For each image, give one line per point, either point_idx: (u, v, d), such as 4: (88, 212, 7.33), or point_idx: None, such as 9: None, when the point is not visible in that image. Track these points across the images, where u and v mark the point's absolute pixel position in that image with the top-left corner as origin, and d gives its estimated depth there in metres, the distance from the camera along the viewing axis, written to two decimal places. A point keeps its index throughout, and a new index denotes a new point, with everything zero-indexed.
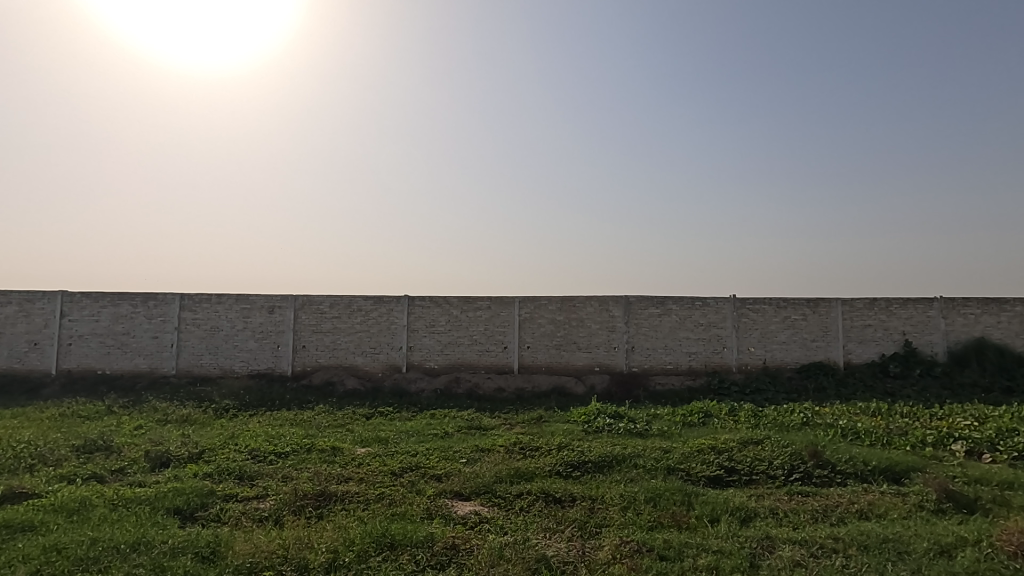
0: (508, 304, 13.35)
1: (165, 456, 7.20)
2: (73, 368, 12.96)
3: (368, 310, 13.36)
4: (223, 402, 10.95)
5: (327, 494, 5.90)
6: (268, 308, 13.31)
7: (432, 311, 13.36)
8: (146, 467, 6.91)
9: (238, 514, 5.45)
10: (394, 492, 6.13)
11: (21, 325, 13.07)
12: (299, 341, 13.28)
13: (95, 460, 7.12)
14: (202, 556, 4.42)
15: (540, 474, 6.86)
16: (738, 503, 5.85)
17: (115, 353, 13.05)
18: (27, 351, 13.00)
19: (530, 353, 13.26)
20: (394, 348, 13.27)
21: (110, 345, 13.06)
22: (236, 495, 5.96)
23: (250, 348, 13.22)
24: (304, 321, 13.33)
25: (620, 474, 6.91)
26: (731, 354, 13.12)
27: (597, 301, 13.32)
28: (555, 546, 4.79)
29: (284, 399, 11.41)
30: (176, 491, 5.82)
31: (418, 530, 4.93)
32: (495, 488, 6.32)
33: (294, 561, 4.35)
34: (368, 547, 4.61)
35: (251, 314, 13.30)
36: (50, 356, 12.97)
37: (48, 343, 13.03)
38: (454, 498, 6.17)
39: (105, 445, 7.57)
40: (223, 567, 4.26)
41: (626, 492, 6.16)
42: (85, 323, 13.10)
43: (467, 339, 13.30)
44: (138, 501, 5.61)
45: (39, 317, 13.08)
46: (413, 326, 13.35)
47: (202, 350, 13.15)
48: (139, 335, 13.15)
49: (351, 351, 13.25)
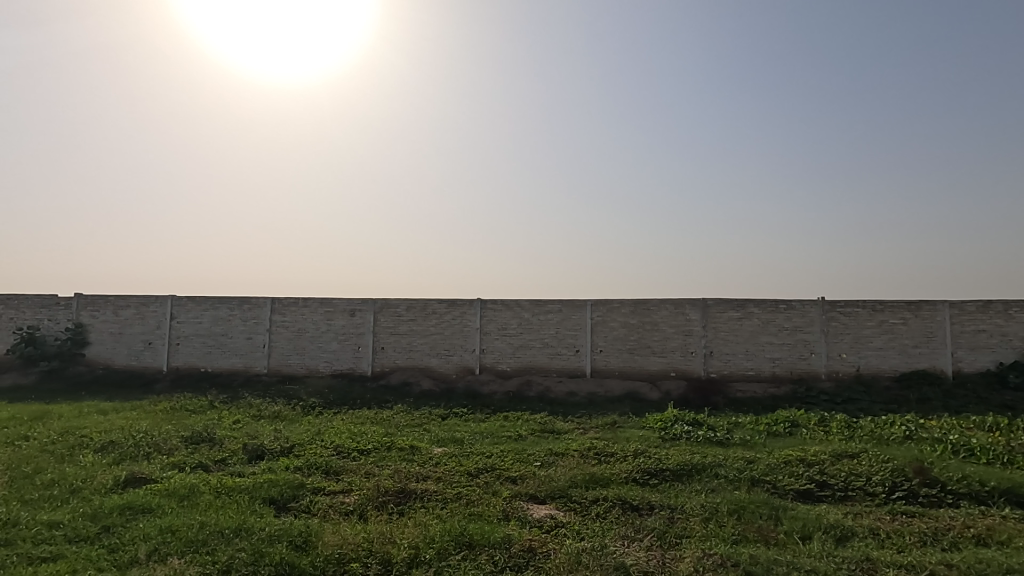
0: (581, 307, 13.27)
1: (261, 448, 7.75)
2: (181, 366, 14.25)
3: (442, 313, 13.72)
4: (310, 401, 11.60)
5: (407, 491, 6.11)
6: (350, 310, 13.97)
7: (504, 314, 13.51)
8: (245, 459, 7.47)
9: (326, 506, 5.76)
10: (471, 492, 6.24)
11: (137, 326, 14.51)
12: (378, 343, 13.85)
13: (201, 450, 7.77)
14: (296, 545, 4.68)
15: (616, 481, 6.72)
16: (832, 521, 5.47)
17: (216, 352, 14.21)
18: (142, 350, 14.42)
19: (602, 357, 13.10)
20: (467, 350, 13.54)
21: (212, 345, 14.24)
22: (323, 488, 6.30)
23: (334, 348, 13.94)
24: (383, 324, 13.88)
25: (699, 484, 6.64)
26: (820, 361, 12.31)
27: (672, 304, 12.94)
28: (633, 555, 4.68)
29: (365, 399, 11.92)
30: (271, 482, 6.24)
31: (495, 531, 5.01)
32: (571, 493, 6.29)
33: (378, 555, 4.53)
34: (448, 545, 4.72)
35: (334, 317, 14.02)
36: (162, 354, 14.32)
37: (159, 343, 14.38)
38: (529, 501, 6.19)
39: (210, 437, 8.25)
40: (315, 555, 4.50)
41: (707, 503, 5.94)
42: (191, 325, 14.35)
43: (539, 342, 13.33)
44: (239, 489, 6.07)
45: (152, 319, 14.47)
46: (485, 328, 13.55)
47: (290, 350, 14.03)
48: (236, 335, 14.22)
49: (426, 353, 13.67)
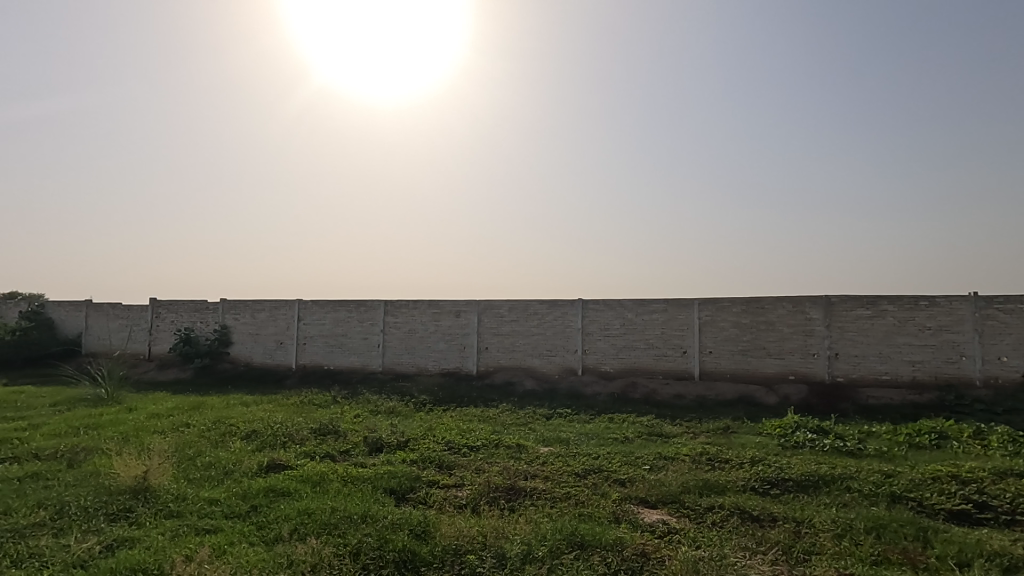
0: (687, 306, 12.74)
1: (380, 442, 8.29)
2: (307, 363, 15.62)
3: (544, 313, 13.82)
4: (421, 398, 12.20)
5: (517, 489, 6.23)
6: (455, 312, 14.52)
7: (606, 314, 13.33)
8: (366, 450, 8.03)
9: (442, 499, 6.03)
10: (580, 492, 6.22)
11: (271, 327, 16.12)
12: (483, 343, 14.25)
13: (328, 441, 8.47)
14: (417, 534, 4.94)
15: (733, 489, 6.37)
16: (998, 548, 4.77)
17: (337, 351, 15.41)
18: (276, 348, 16.00)
19: (712, 359, 12.48)
20: (569, 350, 13.52)
21: (333, 344, 15.46)
22: (438, 481, 6.59)
23: (441, 348, 14.55)
24: (486, 324, 14.27)
25: (828, 497, 6.10)
26: (972, 365, 10.82)
27: (790, 302, 12.02)
28: (756, 568, 4.40)
29: (471, 397, 12.31)
30: (391, 474, 6.65)
31: (607, 533, 4.96)
32: (683, 499, 6.05)
33: (493, 548, 4.66)
34: (560, 544, 4.74)
35: (441, 318, 14.65)
36: (292, 352, 15.79)
37: (289, 343, 15.88)
38: (639, 505, 6.05)
39: (335, 429, 8.97)
40: (434, 544, 4.72)
41: (839, 518, 5.43)
42: (315, 326, 15.68)
43: (643, 342, 12.99)
44: (363, 479, 6.53)
45: (283, 321, 16.00)
46: (587, 329, 13.45)
47: (402, 349, 14.86)
48: (354, 336, 15.32)
49: (529, 353, 13.84)
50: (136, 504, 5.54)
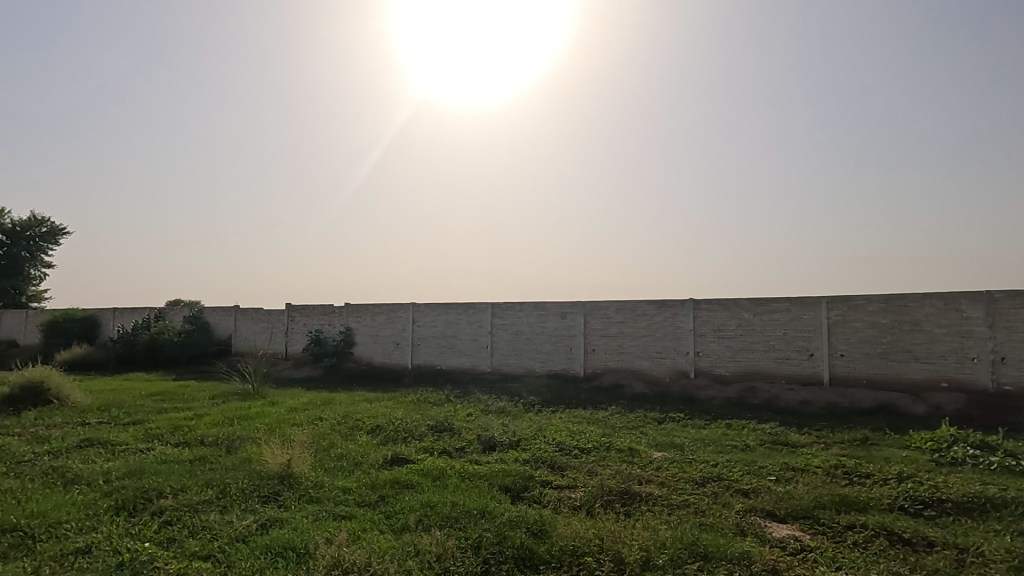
0: (813, 305, 11.73)
1: (493, 440, 8.52)
2: (422, 363, 16.47)
3: (653, 314, 13.42)
4: (530, 398, 12.36)
5: (632, 494, 6.09)
6: (561, 313, 14.56)
7: (720, 314, 12.65)
8: (480, 448, 8.29)
9: (556, 499, 6.06)
10: (699, 501, 5.95)
11: (389, 329, 17.22)
12: (589, 345, 14.14)
13: (445, 438, 8.86)
14: (534, 532, 5.01)
15: (877, 507, 5.74)
16: None
17: (448, 352, 16.09)
18: (393, 349, 17.06)
19: (844, 362, 11.37)
20: (680, 352, 13.00)
21: (445, 345, 16.16)
22: (551, 482, 6.64)
23: (547, 350, 14.65)
24: (593, 326, 14.14)
25: (1000, 524, 5.29)
26: None
27: (939, 299, 10.63)
28: None
29: (580, 399, 12.26)
30: (505, 472, 6.81)
31: (732, 545, 4.69)
32: (818, 514, 5.57)
33: (610, 552, 4.60)
34: (681, 553, 4.57)
35: (547, 320, 14.76)
36: (407, 353, 16.75)
37: (405, 343, 16.85)
38: (766, 518, 5.64)
39: (450, 427, 9.37)
40: (551, 544, 4.76)
41: (1015, 549, 4.69)
42: (428, 327, 16.50)
43: (763, 344, 12.15)
44: (479, 475, 6.75)
45: (399, 323, 17.03)
46: (699, 330, 12.85)
47: (509, 351, 15.17)
48: (463, 337, 15.91)
49: (637, 355, 13.51)
50: (283, 488, 6.19)
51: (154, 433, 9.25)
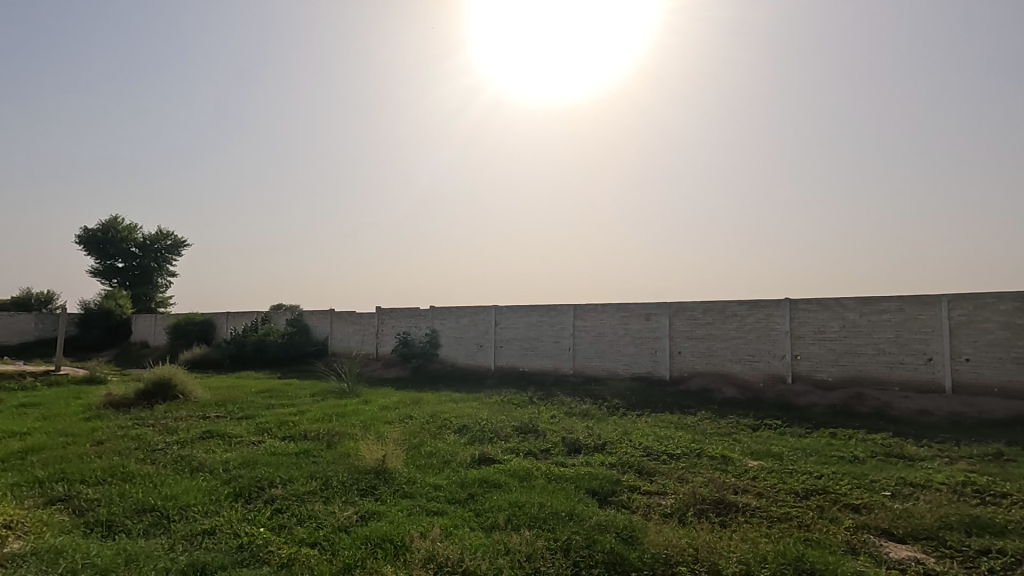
0: (931, 304, 10.63)
1: (578, 443, 8.46)
2: (505, 364, 16.70)
3: (744, 315, 12.75)
4: (614, 401, 12.15)
5: (727, 503, 5.82)
6: (645, 315, 14.21)
7: (821, 315, 11.79)
8: (566, 450, 8.27)
9: (645, 505, 5.91)
10: (803, 514, 5.56)
11: (473, 331, 17.61)
12: (676, 347, 13.68)
13: (530, 439, 8.92)
14: (624, 538, 4.92)
15: (1017, 531, 5.08)
16: None
17: (530, 354, 16.20)
18: (477, 350, 17.44)
19: (970, 368, 10.19)
20: (775, 356, 12.25)
21: (527, 347, 16.29)
22: (639, 487, 6.48)
23: (631, 352, 14.34)
24: (679, 327, 13.67)
25: None
26: None
27: None
28: None
29: (666, 403, 11.88)
30: (592, 475, 6.74)
31: (842, 563, 4.35)
32: (944, 536, 5.03)
33: (706, 563, 4.42)
34: (785, 569, 4.29)
35: (630, 321, 14.46)
36: (490, 354, 17.05)
37: (488, 345, 17.16)
38: (881, 537, 5.17)
39: (535, 428, 9.43)
40: (642, 551, 4.65)
41: None
42: (510, 329, 16.71)
43: (871, 347, 11.17)
44: (565, 478, 6.73)
45: (483, 325, 17.38)
46: (797, 332, 12.04)
47: (592, 353, 15.01)
48: (545, 339, 15.95)
49: (728, 358, 12.89)
50: (379, 483, 6.50)
51: (264, 427, 10.07)
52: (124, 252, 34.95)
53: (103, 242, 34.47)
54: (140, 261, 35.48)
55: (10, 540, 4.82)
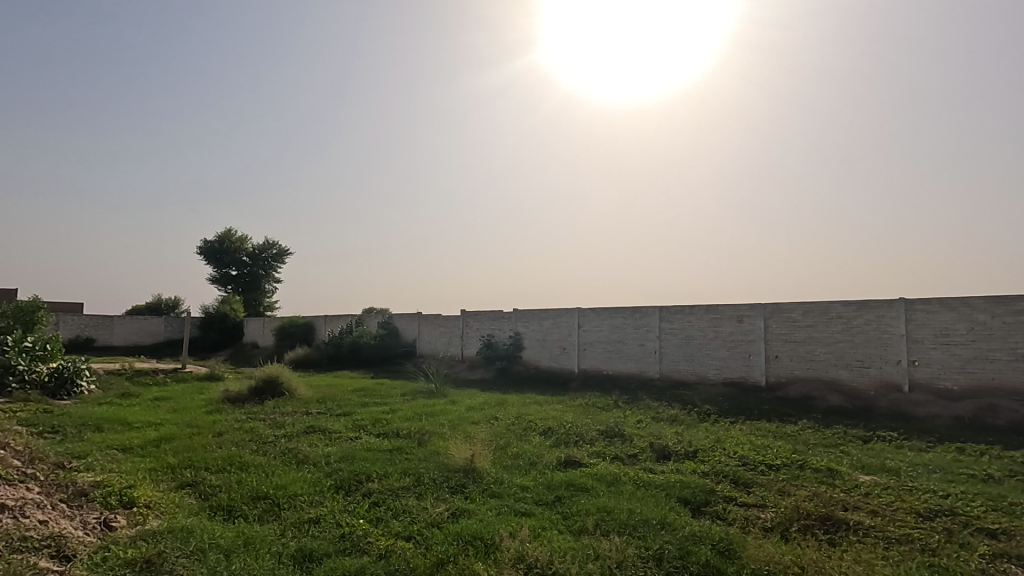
0: None
1: (667, 449, 8.19)
2: (588, 368, 16.54)
3: (850, 317, 11.77)
4: (705, 407, 11.64)
5: (836, 521, 5.38)
6: (737, 317, 13.51)
7: (942, 317, 10.63)
8: (654, 456, 8.04)
9: (743, 517, 5.61)
10: (927, 537, 5.03)
11: (555, 333, 17.61)
12: (772, 351, 12.88)
13: (616, 443, 8.76)
14: (720, 550, 4.71)
15: None
16: None
17: (614, 357, 15.92)
18: (560, 353, 17.41)
19: None
20: (888, 361, 11.19)
21: (611, 350, 16.03)
22: (735, 498, 6.16)
23: (722, 356, 13.68)
24: (775, 330, 12.86)
25: None
26: None
27: None
28: None
29: (762, 410, 11.21)
30: (683, 483, 6.50)
31: None
32: None
33: None
34: None
35: (721, 324, 13.80)
36: (574, 357, 16.95)
37: (571, 348, 17.08)
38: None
39: (621, 433, 9.25)
40: (740, 565, 4.42)
41: None
42: (593, 332, 16.52)
43: (1005, 353, 9.90)
44: (655, 485, 6.54)
45: (565, 327, 17.33)
46: (914, 335, 10.93)
47: (680, 356, 14.49)
48: (630, 342, 15.61)
49: (832, 364, 11.94)
50: (468, 482, 6.66)
51: (360, 424, 10.64)
52: (236, 262, 38.45)
53: (219, 253, 38.12)
54: (250, 269, 38.89)
55: (151, 518, 5.45)
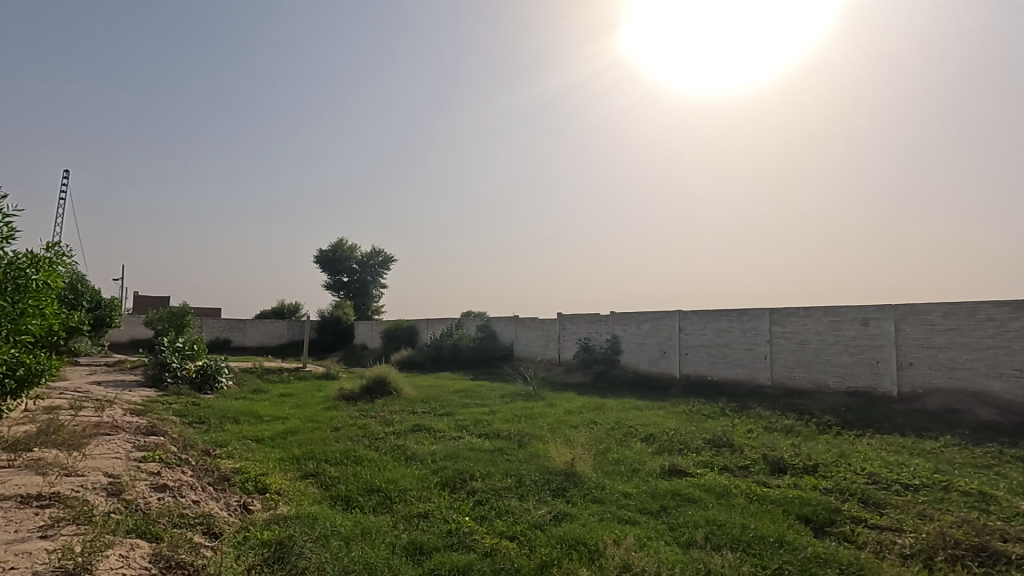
0: None
1: (782, 462, 7.63)
2: (691, 373, 15.85)
3: (1004, 320, 10.27)
4: (825, 418, 10.69)
5: (994, 553, 4.70)
6: (862, 319, 12.29)
7: None
8: (767, 469, 7.51)
9: (876, 541, 5.07)
10: None
11: (655, 337, 17.08)
12: (905, 358, 11.55)
13: (725, 453, 8.30)
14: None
15: None
16: None
17: (720, 362, 15.13)
18: (660, 357, 16.86)
19: None
20: None
21: (716, 355, 15.24)
22: (866, 519, 5.58)
23: (844, 363, 12.50)
24: (908, 334, 11.54)
25: None
26: None
27: None
28: None
29: (894, 423, 10.09)
30: (803, 500, 6.02)
31: None
32: None
33: None
34: None
35: (842, 327, 12.63)
36: (675, 362, 16.33)
37: (673, 352, 16.46)
38: None
39: (730, 442, 8.75)
40: None
41: None
42: (696, 336, 15.83)
43: None
44: (770, 500, 6.11)
45: (666, 331, 16.76)
46: None
47: (794, 362, 13.45)
48: (737, 346, 14.76)
49: (981, 373, 10.48)
50: (570, 485, 6.63)
51: (462, 424, 10.98)
52: (348, 268, 41.43)
53: (333, 261, 41.26)
54: (360, 275, 41.76)
55: (281, 504, 6.00)
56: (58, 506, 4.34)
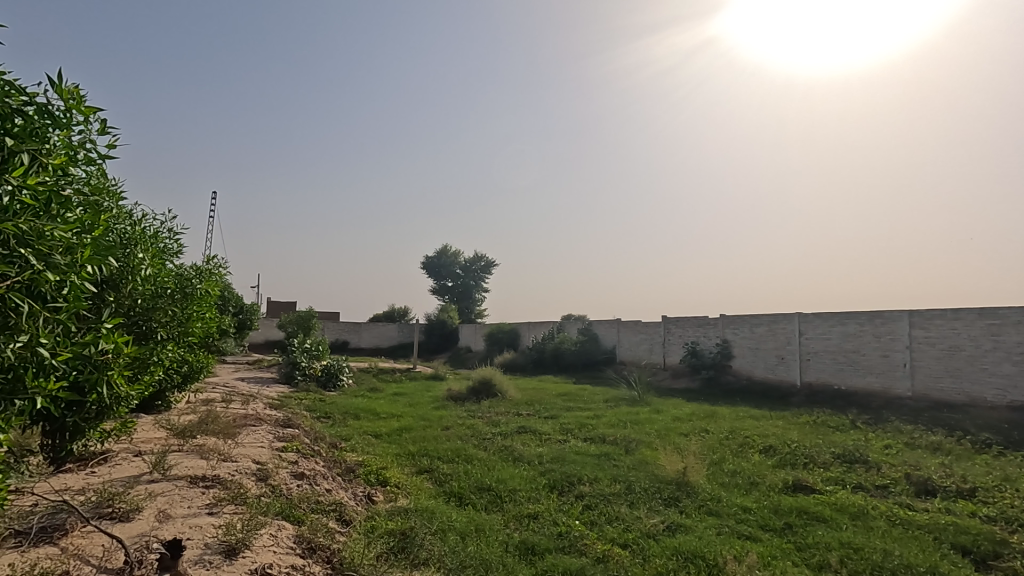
0: None
1: (931, 484, 6.78)
2: (814, 381, 14.61)
3: None
4: (983, 436, 9.35)
5: None
6: None
7: None
8: (912, 491, 6.72)
9: None
10: None
11: (772, 342, 15.98)
12: None
13: (858, 471, 7.55)
14: None
15: None
16: None
17: (848, 370, 13.80)
18: (778, 363, 15.72)
19: None
20: None
21: (843, 362, 13.92)
22: None
23: (1006, 373, 10.85)
24: None
25: None
26: None
27: None
28: None
29: None
30: (959, 528, 5.31)
31: None
32: None
33: None
34: None
35: (1003, 332, 10.97)
36: (795, 369, 15.15)
37: (792, 358, 15.29)
38: None
39: (864, 458, 7.95)
40: None
41: None
42: (819, 341, 14.58)
43: None
44: (917, 525, 5.46)
45: (784, 335, 15.62)
46: None
47: (941, 371, 11.92)
48: (869, 352, 13.37)
49: None
50: (683, 496, 6.39)
51: (567, 427, 10.97)
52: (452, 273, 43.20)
53: (438, 266, 43.18)
54: (463, 279, 43.40)
55: (400, 496, 6.38)
56: (219, 487, 4.96)
